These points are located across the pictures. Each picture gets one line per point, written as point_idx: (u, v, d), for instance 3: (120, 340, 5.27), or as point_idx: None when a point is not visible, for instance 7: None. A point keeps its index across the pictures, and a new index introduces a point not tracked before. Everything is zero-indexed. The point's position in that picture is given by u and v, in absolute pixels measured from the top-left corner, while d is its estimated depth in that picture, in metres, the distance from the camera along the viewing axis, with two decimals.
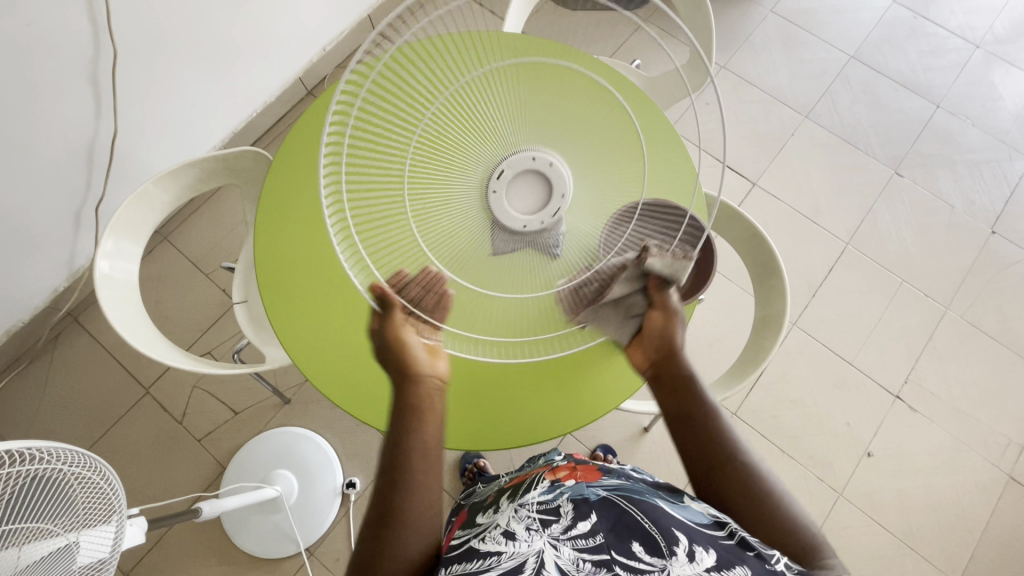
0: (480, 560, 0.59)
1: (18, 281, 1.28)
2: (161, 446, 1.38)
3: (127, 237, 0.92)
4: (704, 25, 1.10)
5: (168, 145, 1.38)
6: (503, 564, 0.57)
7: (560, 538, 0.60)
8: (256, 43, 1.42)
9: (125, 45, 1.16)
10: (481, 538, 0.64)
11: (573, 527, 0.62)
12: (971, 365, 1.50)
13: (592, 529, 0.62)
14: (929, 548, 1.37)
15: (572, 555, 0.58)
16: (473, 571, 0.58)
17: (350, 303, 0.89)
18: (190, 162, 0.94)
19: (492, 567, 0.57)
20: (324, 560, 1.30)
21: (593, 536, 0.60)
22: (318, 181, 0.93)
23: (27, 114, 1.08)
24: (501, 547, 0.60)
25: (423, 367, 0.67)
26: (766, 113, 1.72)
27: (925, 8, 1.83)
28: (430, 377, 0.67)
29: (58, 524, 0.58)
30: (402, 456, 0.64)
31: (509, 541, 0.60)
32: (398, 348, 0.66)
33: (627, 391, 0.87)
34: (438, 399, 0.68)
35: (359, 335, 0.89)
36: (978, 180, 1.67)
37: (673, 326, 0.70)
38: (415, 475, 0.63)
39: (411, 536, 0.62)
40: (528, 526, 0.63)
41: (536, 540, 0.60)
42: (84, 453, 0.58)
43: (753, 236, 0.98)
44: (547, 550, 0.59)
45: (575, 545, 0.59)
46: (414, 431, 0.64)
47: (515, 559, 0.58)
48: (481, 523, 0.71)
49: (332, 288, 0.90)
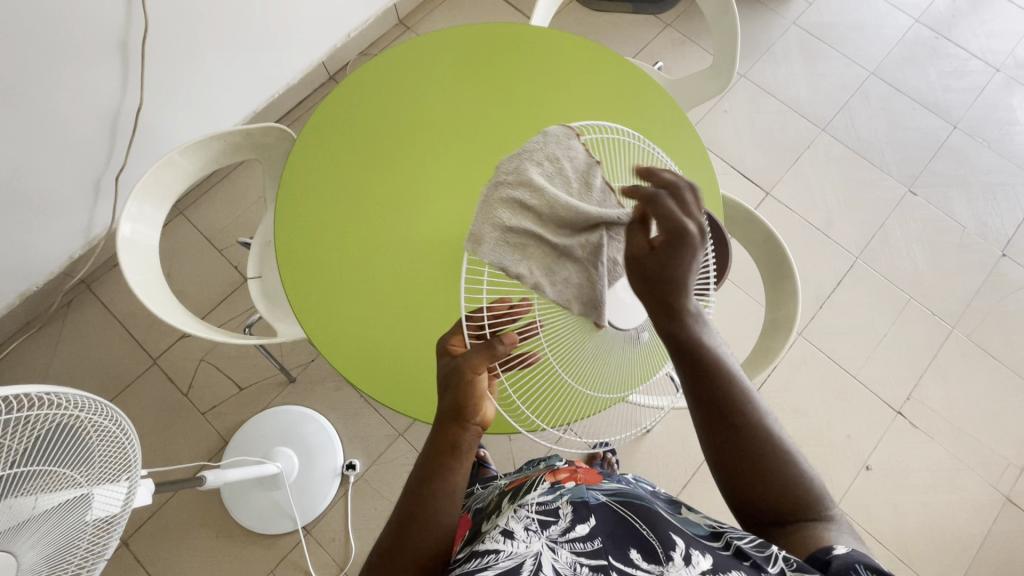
0: (477, 557, 0.58)
1: (36, 243, 1.29)
2: (166, 416, 1.39)
3: (150, 203, 0.94)
4: (729, 29, 1.11)
5: (191, 120, 1.39)
6: (501, 564, 0.56)
7: (557, 540, 0.60)
8: (283, 25, 1.44)
9: (155, 18, 1.17)
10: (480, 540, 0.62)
11: (571, 530, 0.62)
12: (974, 386, 1.50)
13: (589, 533, 0.62)
14: (922, 564, 1.36)
15: (570, 558, 0.58)
16: (470, 570, 0.56)
17: (380, 294, 0.90)
18: (216, 134, 0.96)
19: (490, 566, 0.56)
20: (320, 539, 1.31)
21: (591, 541, 0.61)
22: (347, 177, 0.95)
23: (54, 79, 1.10)
24: (498, 545, 0.58)
25: (472, 410, 0.60)
26: (783, 124, 1.73)
27: (948, 29, 1.84)
28: (472, 423, 0.61)
29: (78, 473, 0.59)
30: (426, 488, 0.60)
31: (507, 539, 0.59)
32: (459, 389, 0.60)
33: None
34: (473, 439, 0.61)
35: (386, 323, 0.89)
36: (992, 203, 1.67)
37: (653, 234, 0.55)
38: (440, 494, 0.60)
39: (410, 554, 0.58)
40: (526, 525, 0.62)
41: (535, 541, 0.60)
42: (101, 402, 0.59)
43: (766, 237, 0.99)
44: (545, 552, 0.58)
45: (573, 549, 0.59)
46: (441, 469, 0.60)
47: (513, 559, 0.57)
48: (483, 529, 0.68)
49: (361, 282, 0.90)
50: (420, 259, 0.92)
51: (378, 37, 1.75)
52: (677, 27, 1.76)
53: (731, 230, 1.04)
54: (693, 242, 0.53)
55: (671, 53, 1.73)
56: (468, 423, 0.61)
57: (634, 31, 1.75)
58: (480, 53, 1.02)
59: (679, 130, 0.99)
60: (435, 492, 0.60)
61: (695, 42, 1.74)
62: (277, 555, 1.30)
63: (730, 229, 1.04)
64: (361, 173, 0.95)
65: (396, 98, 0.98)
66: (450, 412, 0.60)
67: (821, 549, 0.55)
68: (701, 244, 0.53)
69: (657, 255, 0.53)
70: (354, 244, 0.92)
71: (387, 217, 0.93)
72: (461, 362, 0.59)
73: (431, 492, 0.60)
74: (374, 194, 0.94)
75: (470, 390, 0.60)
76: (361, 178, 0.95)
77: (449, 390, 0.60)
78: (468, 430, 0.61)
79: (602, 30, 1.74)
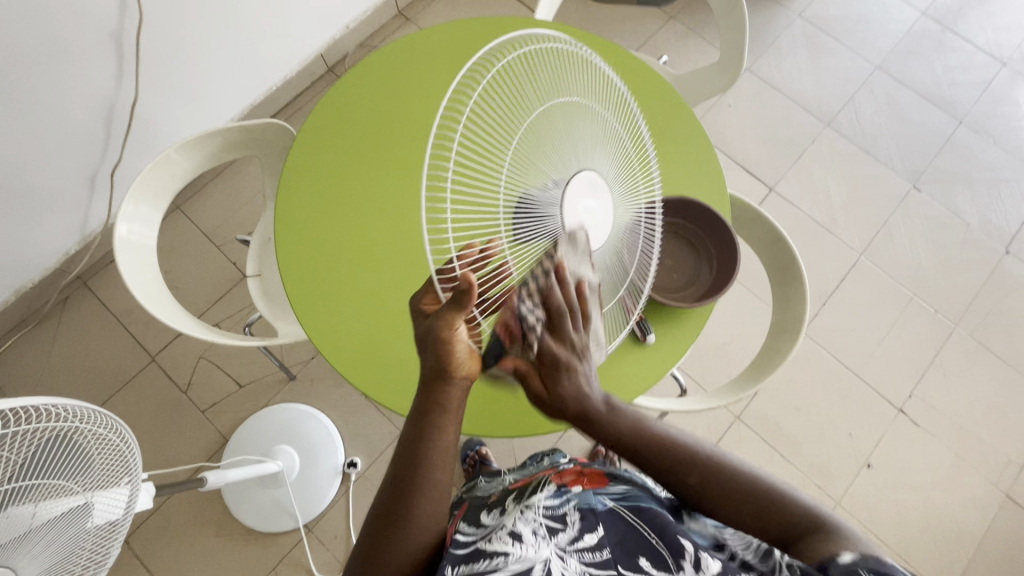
0: (486, 559, 0.57)
1: (30, 240, 1.27)
2: (165, 414, 1.38)
3: (146, 202, 0.91)
4: (738, 24, 1.09)
5: (187, 112, 1.36)
6: (511, 567, 0.56)
7: (566, 549, 0.59)
8: (281, 17, 1.41)
9: (151, 11, 1.14)
10: (485, 538, 0.62)
11: (579, 539, 0.61)
12: (977, 384, 1.50)
13: (598, 543, 0.61)
14: (922, 561, 1.37)
15: (579, 568, 0.57)
16: (480, 571, 0.56)
17: (378, 296, 0.89)
18: (213, 130, 0.94)
19: (499, 569, 0.55)
20: (321, 537, 1.31)
21: (600, 551, 0.60)
22: (343, 172, 0.93)
23: (45, 72, 1.07)
24: (508, 548, 0.58)
25: (459, 367, 0.58)
26: (788, 118, 1.71)
27: (954, 22, 1.82)
28: (461, 380, 0.59)
29: (76, 482, 0.58)
30: (423, 451, 0.59)
31: (516, 542, 0.59)
32: (437, 349, 0.57)
33: (653, 375, 0.87)
34: (463, 396, 0.60)
35: (387, 325, 0.88)
36: (996, 200, 1.66)
37: (558, 374, 0.60)
38: (431, 461, 0.59)
39: (413, 531, 0.58)
40: (534, 530, 0.62)
41: (544, 547, 0.59)
42: (100, 411, 0.58)
43: (774, 237, 0.98)
44: (554, 559, 0.57)
45: (582, 558, 0.58)
46: (436, 430, 0.59)
47: (523, 562, 0.56)
48: (488, 521, 0.68)
49: (361, 284, 0.89)
50: (421, 261, 0.90)
51: (376, 28, 1.72)
52: (681, 20, 1.73)
53: (739, 231, 1.03)
54: (574, 364, 0.60)
55: (675, 46, 1.70)
56: (454, 379, 0.59)
57: (637, 23, 1.72)
58: (478, 52, 0.99)
59: (684, 130, 0.97)
60: (431, 457, 0.59)
61: (699, 35, 1.72)
62: (278, 553, 1.29)
63: (736, 229, 1.03)
64: (360, 177, 0.93)
65: (395, 92, 0.96)
66: (433, 372, 0.59)
67: (827, 556, 0.51)
68: (581, 358, 0.61)
69: (551, 386, 0.61)
70: (353, 244, 0.90)
71: (391, 220, 0.91)
72: (435, 322, 0.56)
73: (422, 453, 0.59)
74: (375, 198, 0.92)
75: (449, 351, 0.57)
76: (358, 174, 0.93)
77: (429, 350, 0.58)
78: (454, 386, 0.59)
79: (605, 22, 1.71)
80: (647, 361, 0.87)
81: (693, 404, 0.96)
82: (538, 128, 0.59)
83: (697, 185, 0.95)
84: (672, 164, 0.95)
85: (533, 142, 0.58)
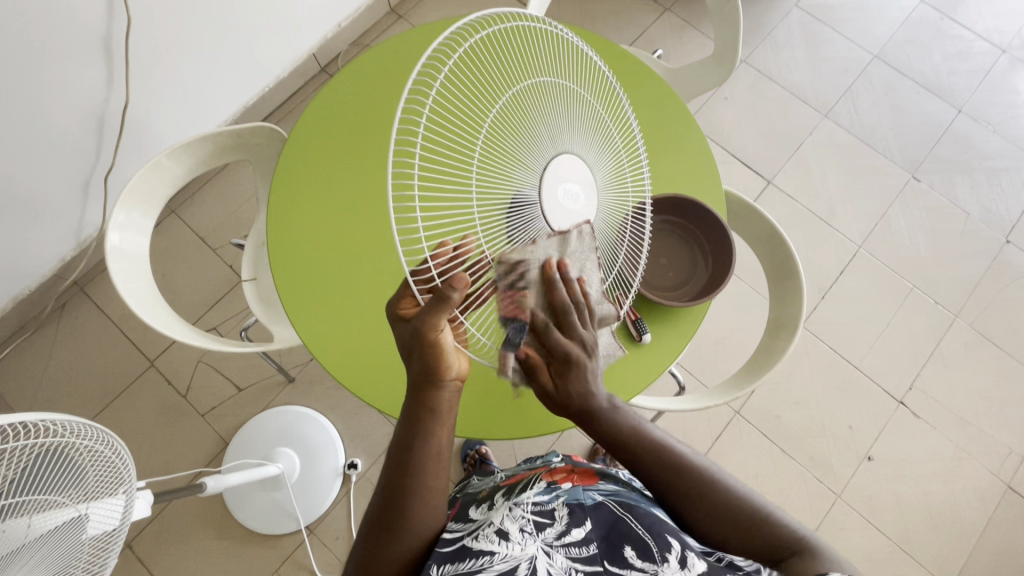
0: (471, 559, 0.57)
1: (26, 247, 1.27)
2: (165, 419, 1.38)
3: (138, 209, 0.91)
4: (731, 17, 1.08)
5: (178, 116, 1.36)
6: (496, 566, 0.56)
7: (553, 543, 0.59)
8: (271, 17, 1.40)
9: (140, 15, 1.13)
10: (472, 535, 0.62)
11: (566, 533, 0.61)
12: (978, 375, 1.50)
13: (585, 537, 0.61)
14: (924, 554, 1.37)
15: (565, 563, 0.57)
16: (466, 572, 0.56)
17: (373, 299, 0.88)
18: (203, 135, 0.93)
19: (485, 568, 0.56)
20: (323, 538, 1.31)
21: (587, 545, 0.60)
22: (329, 175, 0.92)
23: (34, 79, 1.06)
24: (494, 547, 0.58)
25: (448, 368, 0.58)
26: (785, 110, 1.69)
27: (952, 9, 1.80)
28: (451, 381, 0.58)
29: (69, 495, 0.58)
30: (414, 458, 0.58)
31: (502, 541, 0.59)
32: (424, 352, 0.56)
33: (647, 375, 0.86)
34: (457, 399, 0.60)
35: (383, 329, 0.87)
36: (996, 189, 1.65)
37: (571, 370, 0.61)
38: (424, 469, 0.58)
39: (406, 537, 0.59)
40: (521, 527, 0.62)
41: (530, 543, 0.59)
42: (93, 425, 0.58)
43: (770, 234, 0.98)
44: (540, 555, 0.57)
45: (568, 553, 0.58)
46: (429, 436, 0.58)
47: (508, 561, 0.56)
48: (473, 519, 0.69)
49: (357, 288, 0.88)
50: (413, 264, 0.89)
51: (368, 26, 1.70)
52: (676, 12, 1.71)
53: (734, 226, 1.02)
54: (583, 360, 0.61)
55: (670, 39, 1.69)
56: (444, 383, 0.58)
57: (632, 16, 1.70)
58: None
59: (677, 127, 0.96)
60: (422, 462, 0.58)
61: (695, 28, 1.70)
62: (281, 555, 1.30)
63: (732, 225, 1.02)
64: (343, 179, 0.92)
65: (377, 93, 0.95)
66: (421, 377, 0.58)
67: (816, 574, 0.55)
68: (591, 356, 0.62)
69: (559, 381, 0.62)
70: (346, 246, 0.90)
71: (379, 220, 0.91)
72: (419, 324, 0.54)
73: (414, 460, 0.58)
74: (366, 195, 0.92)
75: (433, 357, 0.56)
76: (344, 177, 0.92)
77: (415, 355, 0.57)
78: (444, 390, 0.58)
79: (599, 16, 1.69)
80: (641, 361, 0.87)
81: (690, 403, 0.96)
82: (511, 116, 0.57)
83: (690, 182, 0.94)
84: (664, 162, 0.94)
85: (507, 126, 0.57)
